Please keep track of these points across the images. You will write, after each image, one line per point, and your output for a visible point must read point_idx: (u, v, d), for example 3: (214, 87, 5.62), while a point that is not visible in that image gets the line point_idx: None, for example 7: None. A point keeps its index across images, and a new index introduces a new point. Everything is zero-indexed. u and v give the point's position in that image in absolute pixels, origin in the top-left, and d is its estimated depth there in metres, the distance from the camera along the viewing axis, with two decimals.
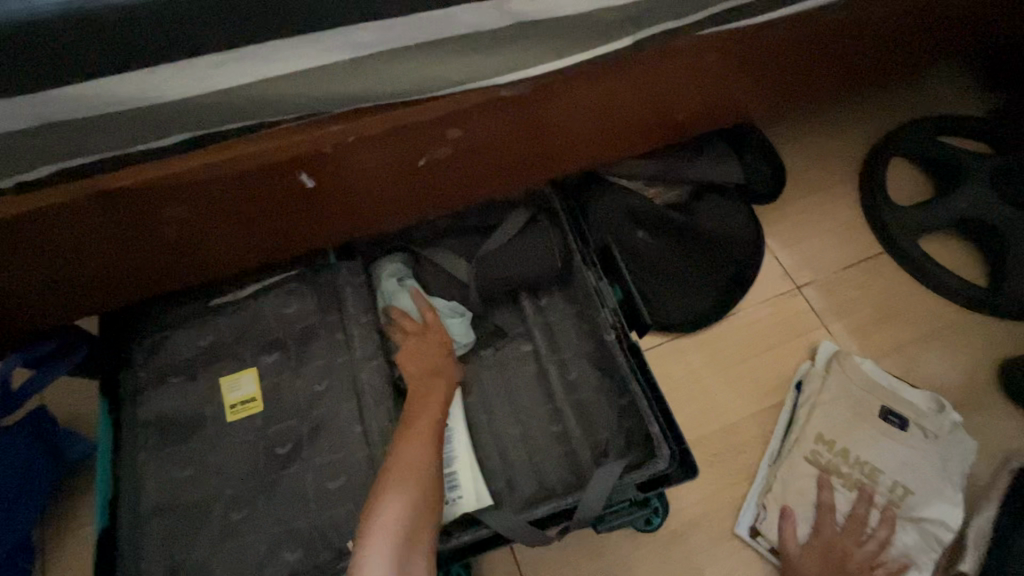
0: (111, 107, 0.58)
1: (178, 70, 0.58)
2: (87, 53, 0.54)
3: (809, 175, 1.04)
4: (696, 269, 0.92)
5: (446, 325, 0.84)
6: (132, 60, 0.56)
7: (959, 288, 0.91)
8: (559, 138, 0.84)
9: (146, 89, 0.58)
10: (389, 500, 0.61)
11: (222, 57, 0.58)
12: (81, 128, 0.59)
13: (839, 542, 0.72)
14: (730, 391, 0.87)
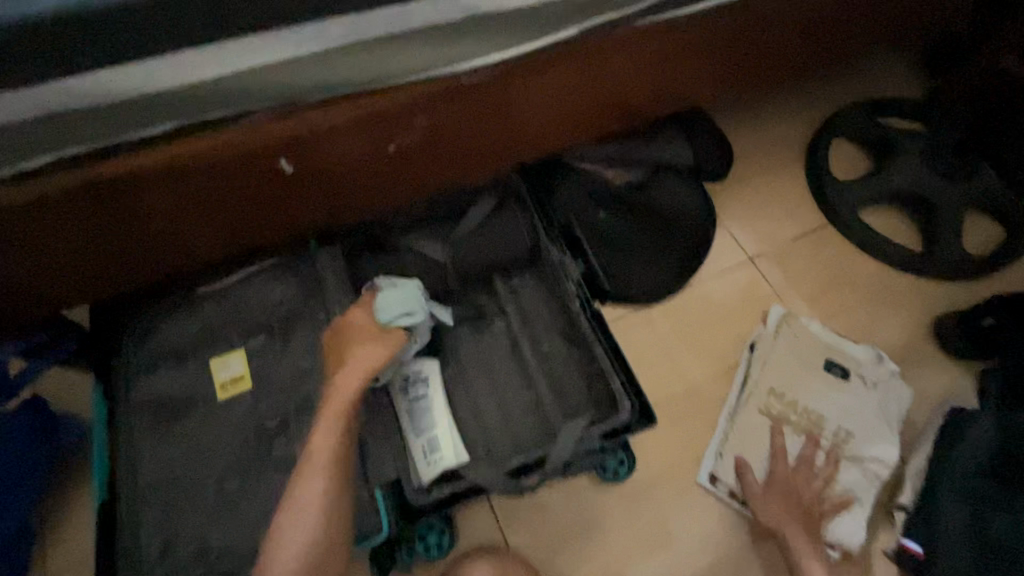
0: (87, 105, 0.57)
1: (154, 67, 0.57)
2: (64, 54, 0.54)
3: (764, 154, 1.13)
4: (657, 244, 0.98)
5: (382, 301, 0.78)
6: (109, 59, 0.55)
7: (894, 254, 1.02)
8: (531, 127, 0.84)
9: (122, 86, 0.57)
10: (306, 487, 0.63)
11: (198, 52, 0.58)
12: (55, 127, 0.58)
13: (789, 481, 0.81)
14: (695, 353, 0.95)
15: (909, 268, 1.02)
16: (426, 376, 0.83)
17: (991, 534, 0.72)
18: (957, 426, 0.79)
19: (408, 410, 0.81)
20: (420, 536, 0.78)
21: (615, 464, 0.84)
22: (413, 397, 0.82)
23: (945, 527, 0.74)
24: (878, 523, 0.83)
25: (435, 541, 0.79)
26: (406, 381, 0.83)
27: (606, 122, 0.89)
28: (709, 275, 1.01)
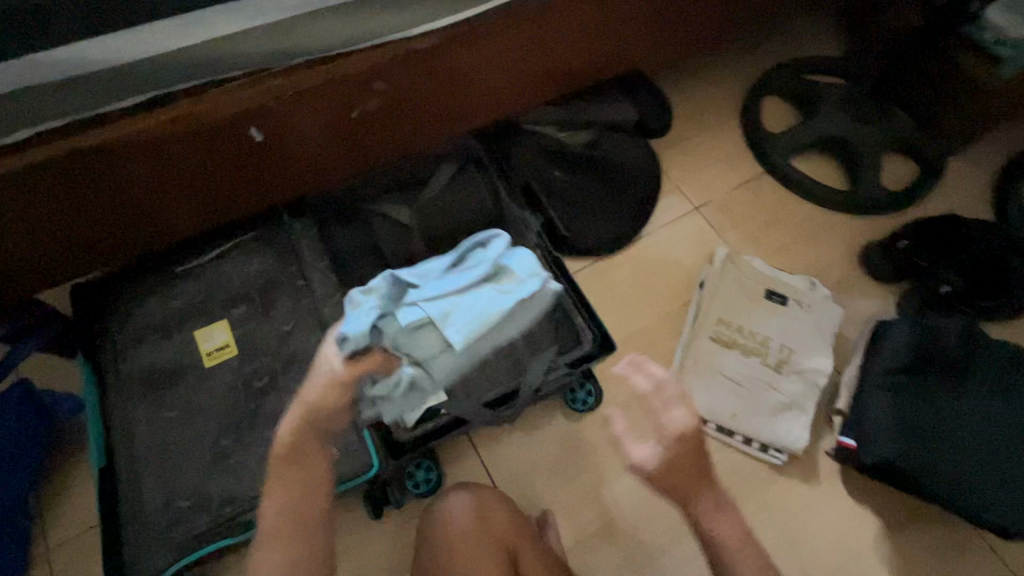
0: (72, 73, 0.61)
1: (138, 35, 0.62)
2: (51, 23, 0.58)
3: (703, 113, 1.22)
4: (611, 198, 1.05)
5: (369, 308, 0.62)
6: (93, 28, 0.60)
7: (823, 194, 1.12)
8: (483, 91, 0.90)
9: (108, 53, 0.61)
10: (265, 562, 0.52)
11: (179, 21, 0.63)
12: (38, 96, 0.62)
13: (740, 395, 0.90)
14: (651, 295, 1.03)
15: (837, 207, 1.12)
16: None
17: (909, 419, 0.82)
18: (882, 333, 0.89)
19: None
20: (410, 475, 0.84)
21: (583, 395, 0.91)
22: None
23: (873, 417, 0.83)
24: (818, 428, 0.93)
25: (424, 479, 0.85)
26: None
27: (552, 86, 0.97)
28: (659, 225, 1.10)
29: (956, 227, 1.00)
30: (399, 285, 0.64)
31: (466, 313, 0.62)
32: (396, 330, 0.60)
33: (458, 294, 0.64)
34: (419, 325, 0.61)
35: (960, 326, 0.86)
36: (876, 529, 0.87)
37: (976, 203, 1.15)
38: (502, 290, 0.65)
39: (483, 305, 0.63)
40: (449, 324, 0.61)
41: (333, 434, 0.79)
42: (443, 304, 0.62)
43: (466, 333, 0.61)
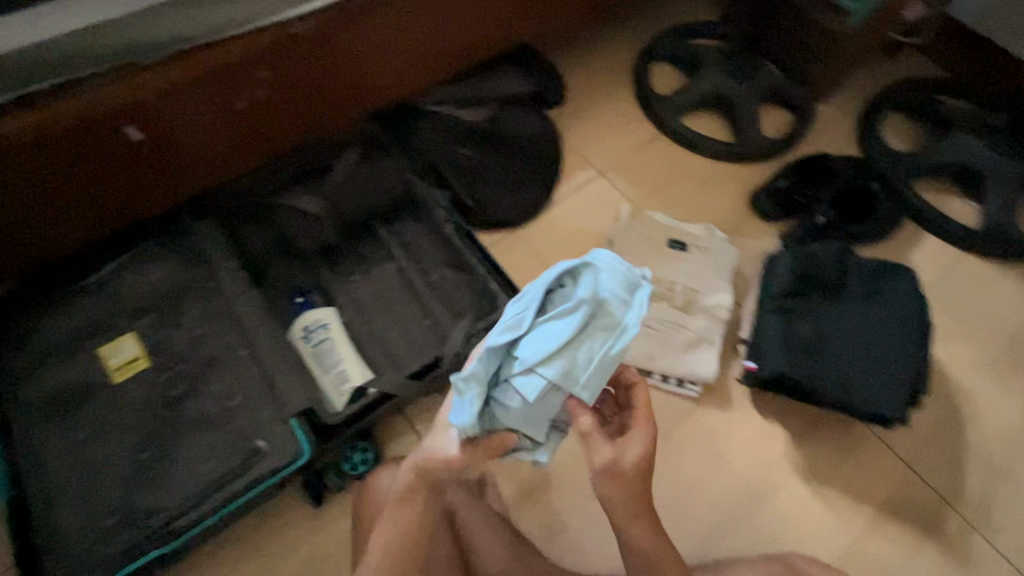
0: None
1: None
2: None
3: (598, 84, 1.28)
4: (516, 170, 1.09)
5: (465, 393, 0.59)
6: None
7: (713, 149, 1.21)
8: (373, 73, 0.92)
9: None
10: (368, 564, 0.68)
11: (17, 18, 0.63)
12: None
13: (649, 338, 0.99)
14: (564, 259, 1.09)
15: (727, 158, 1.22)
16: (325, 321, 0.91)
17: (799, 337, 0.91)
18: (772, 264, 0.98)
19: (312, 353, 0.90)
20: (347, 458, 0.87)
21: None
22: (316, 342, 0.90)
23: (769, 339, 0.91)
24: (727, 358, 1.01)
25: (361, 461, 0.87)
26: (308, 328, 0.91)
27: (441, 65, 1.00)
28: (568, 193, 1.16)
29: (822, 162, 1.15)
30: (496, 352, 0.58)
31: (583, 360, 0.56)
32: (518, 409, 0.58)
33: (564, 347, 0.56)
34: (539, 393, 0.57)
35: (834, 249, 0.96)
36: (786, 441, 0.96)
37: (846, 142, 1.27)
38: (606, 322, 0.57)
39: (596, 350, 0.57)
40: (571, 381, 0.56)
41: (262, 429, 0.79)
42: (554, 361, 0.56)
43: (591, 381, 0.57)
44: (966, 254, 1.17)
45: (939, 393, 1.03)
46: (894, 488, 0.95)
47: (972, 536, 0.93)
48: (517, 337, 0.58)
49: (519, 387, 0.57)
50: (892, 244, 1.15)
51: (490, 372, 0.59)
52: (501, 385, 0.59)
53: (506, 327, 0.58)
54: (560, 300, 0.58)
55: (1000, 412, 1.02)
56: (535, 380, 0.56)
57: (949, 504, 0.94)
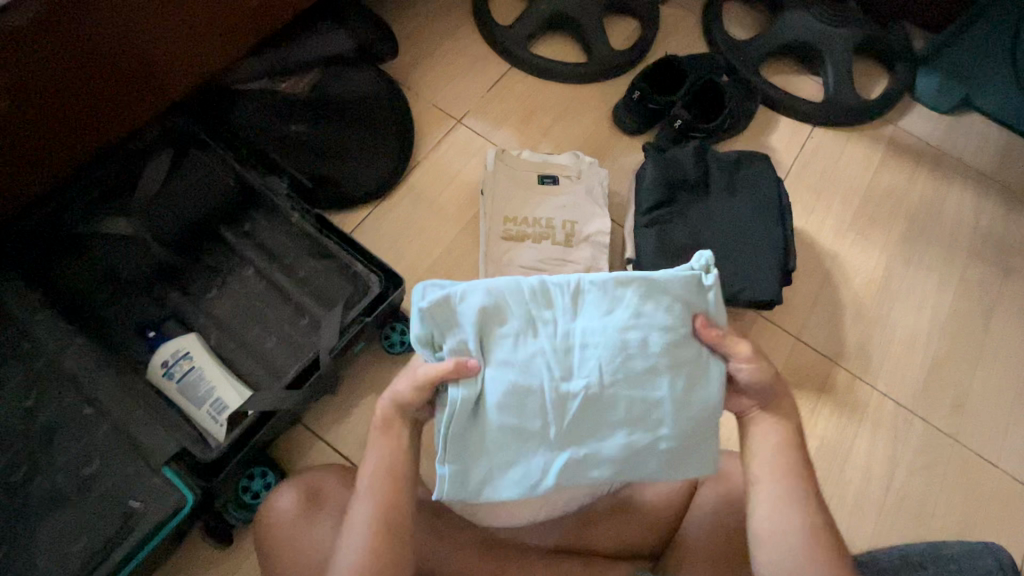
0: None
1: None
2: None
3: (434, 25, 1.19)
4: (361, 136, 1.00)
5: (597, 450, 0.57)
6: None
7: (565, 73, 1.18)
8: (149, 58, 0.80)
9: None
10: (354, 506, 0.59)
11: None
12: None
13: (536, 281, 0.98)
14: (439, 220, 1.04)
15: (583, 79, 1.19)
16: (187, 350, 0.80)
17: (674, 244, 0.93)
18: (639, 176, 0.98)
19: (178, 388, 0.79)
20: (245, 488, 0.80)
21: (398, 335, 0.93)
22: (180, 375, 0.79)
23: (645, 253, 0.92)
24: None
25: (262, 486, 0.81)
26: (167, 363, 0.80)
27: (232, 34, 0.88)
28: (429, 150, 1.09)
29: (671, 66, 1.12)
30: (516, 336, 0.57)
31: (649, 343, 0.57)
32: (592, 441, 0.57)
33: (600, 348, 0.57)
34: (636, 380, 0.56)
35: (691, 149, 0.98)
36: None
37: (693, 39, 1.27)
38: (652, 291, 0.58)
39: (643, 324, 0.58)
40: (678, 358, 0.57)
41: (130, 489, 0.71)
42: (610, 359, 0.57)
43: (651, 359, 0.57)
44: (816, 127, 1.23)
45: (810, 264, 1.10)
46: (786, 360, 1.02)
47: (858, 384, 1.02)
48: (546, 369, 0.56)
49: (505, 356, 0.57)
50: (747, 134, 1.20)
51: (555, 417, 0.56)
52: (607, 415, 0.57)
53: (503, 364, 0.56)
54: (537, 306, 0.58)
55: (865, 266, 1.11)
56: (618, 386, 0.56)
57: (834, 361, 1.03)
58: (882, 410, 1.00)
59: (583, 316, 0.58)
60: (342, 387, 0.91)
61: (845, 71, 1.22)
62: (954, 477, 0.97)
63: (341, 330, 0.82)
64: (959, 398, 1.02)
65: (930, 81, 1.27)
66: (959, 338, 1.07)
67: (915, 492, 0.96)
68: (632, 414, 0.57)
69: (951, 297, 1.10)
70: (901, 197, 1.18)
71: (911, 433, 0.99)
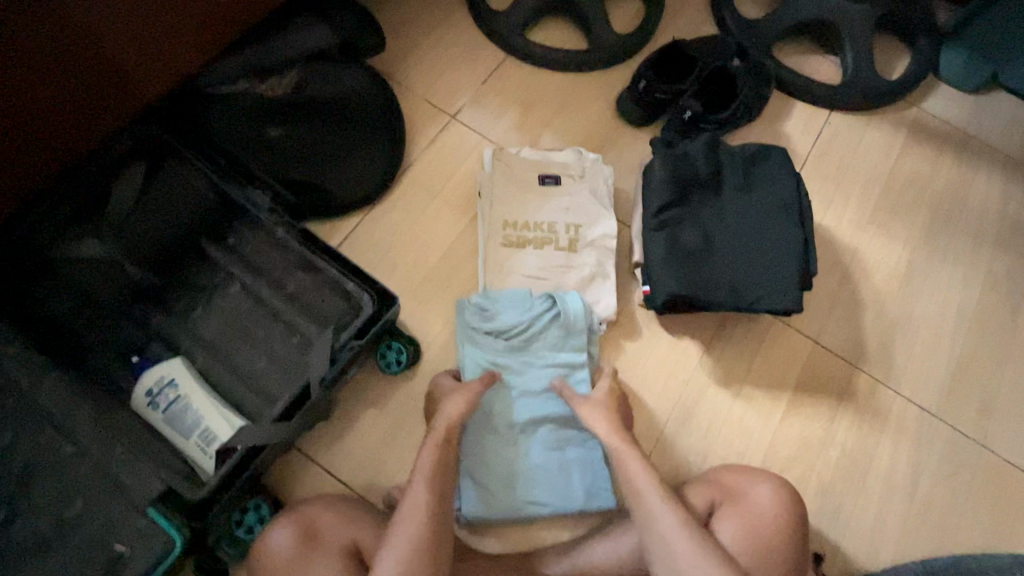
0: None
1: None
2: None
3: (424, 12, 1.11)
4: (347, 140, 0.95)
5: (519, 306, 0.87)
6: None
7: (567, 60, 1.10)
8: (111, 60, 0.73)
9: None
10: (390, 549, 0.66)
11: None
12: None
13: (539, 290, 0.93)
14: (435, 225, 0.99)
15: (585, 68, 1.11)
16: (171, 378, 0.78)
17: (685, 248, 0.87)
18: (647, 174, 0.92)
19: (163, 418, 0.76)
20: (238, 522, 0.77)
21: (395, 354, 0.87)
22: (165, 405, 0.77)
23: (655, 258, 0.87)
24: (626, 286, 0.97)
25: (256, 520, 0.78)
26: (151, 392, 0.77)
27: (206, 33, 0.82)
28: (421, 150, 1.03)
29: (677, 51, 1.05)
30: (478, 352, 0.87)
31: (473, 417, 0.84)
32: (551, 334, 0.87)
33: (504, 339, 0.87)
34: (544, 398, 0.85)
35: (703, 143, 0.91)
36: (697, 352, 0.95)
37: (701, 19, 1.19)
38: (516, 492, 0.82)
39: (545, 467, 0.83)
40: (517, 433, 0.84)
41: (116, 531, 0.68)
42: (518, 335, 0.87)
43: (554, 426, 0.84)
44: (833, 112, 1.15)
45: (828, 262, 1.04)
46: (804, 366, 0.97)
47: (880, 388, 0.97)
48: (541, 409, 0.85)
49: (477, 307, 0.88)
50: (760, 122, 1.13)
51: (502, 309, 0.87)
52: (546, 388, 0.86)
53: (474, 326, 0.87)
54: (491, 316, 0.87)
55: (887, 261, 1.05)
56: (524, 361, 0.86)
57: (855, 364, 0.98)
58: (905, 416, 0.95)
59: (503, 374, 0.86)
60: (338, 408, 0.87)
61: (866, 51, 1.14)
62: (982, 484, 0.93)
63: (332, 355, 0.78)
64: (987, 400, 0.97)
65: (957, 57, 1.19)
66: (987, 336, 1.02)
67: (940, 501, 0.91)
68: (541, 352, 0.87)
69: (977, 292, 1.04)
70: (924, 185, 1.11)
71: (936, 440, 0.94)
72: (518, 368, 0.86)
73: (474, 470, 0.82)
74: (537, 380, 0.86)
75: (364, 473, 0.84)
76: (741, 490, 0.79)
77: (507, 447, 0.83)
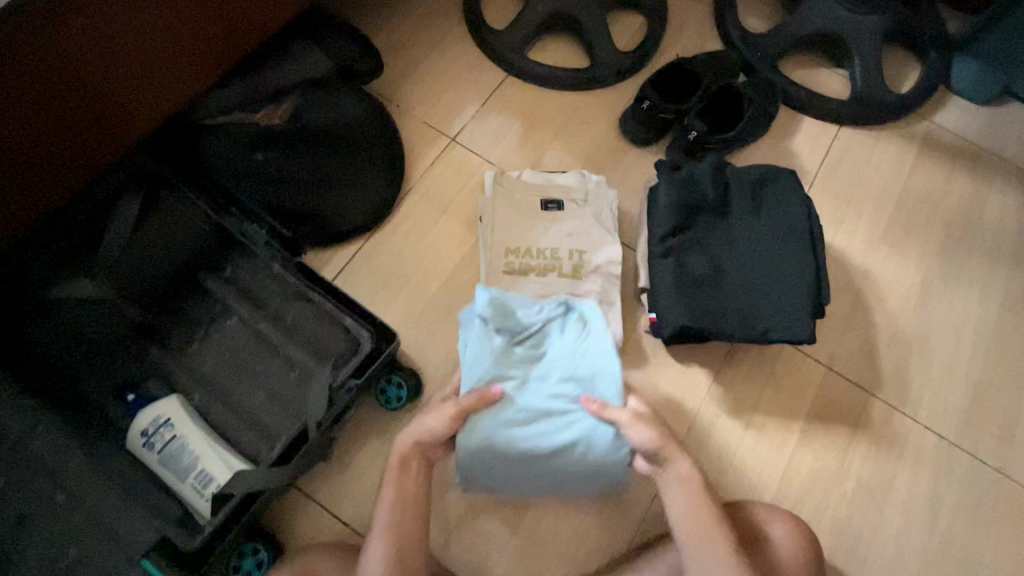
0: None
1: None
2: None
3: (423, 33, 1.10)
4: (346, 167, 0.93)
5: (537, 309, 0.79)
6: None
7: (568, 79, 1.08)
8: (104, 99, 0.72)
9: None
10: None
11: None
12: None
13: None
14: (436, 252, 0.97)
15: (587, 87, 1.09)
16: (168, 417, 0.75)
17: (693, 276, 0.84)
18: (652, 198, 0.89)
19: (159, 460, 0.74)
20: (236, 567, 0.75)
21: (394, 389, 0.85)
22: (162, 445, 0.74)
23: (661, 287, 0.84)
24: (632, 312, 0.95)
25: (254, 565, 0.76)
26: (147, 432, 0.75)
27: (200, 66, 0.80)
28: (421, 175, 1.01)
29: (681, 69, 1.03)
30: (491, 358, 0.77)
31: (477, 435, 0.74)
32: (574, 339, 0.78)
33: (518, 345, 0.78)
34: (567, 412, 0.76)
35: (709, 165, 0.89)
36: (707, 381, 0.93)
37: (705, 34, 1.17)
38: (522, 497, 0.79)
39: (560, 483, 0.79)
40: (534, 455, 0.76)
41: None
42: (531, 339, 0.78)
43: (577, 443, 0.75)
44: (843, 128, 1.13)
45: (840, 284, 1.01)
46: (817, 393, 0.94)
47: (896, 416, 0.94)
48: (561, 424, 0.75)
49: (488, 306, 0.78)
50: (767, 139, 1.10)
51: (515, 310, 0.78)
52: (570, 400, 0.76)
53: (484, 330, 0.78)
54: (504, 314, 0.78)
55: (900, 282, 1.02)
56: (543, 370, 0.77)
57: (870, 391, 0.95)
58: (923, 444, 0.92)
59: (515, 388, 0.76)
60: (338, 445, 0.85)
61: (875, 65, 1.11)
62: (1004, 514, 0.89)
63: (329, 396, 0.76)
64: (1008, 426, 0.94)
65: (968, 71, 1.16)
66: (1007, 359, 0.98)
67: (961, 533, 0.88)
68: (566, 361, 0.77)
69: (995, 313, 1.01)
70: (938, 202, 1.08)
71: (955, 470, 0.91)
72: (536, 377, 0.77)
73: (482, 483, 0.78)
74: (561, 391, 0.76)
75: (365, 512, 0.82)
76: (755, 531, 0.76)
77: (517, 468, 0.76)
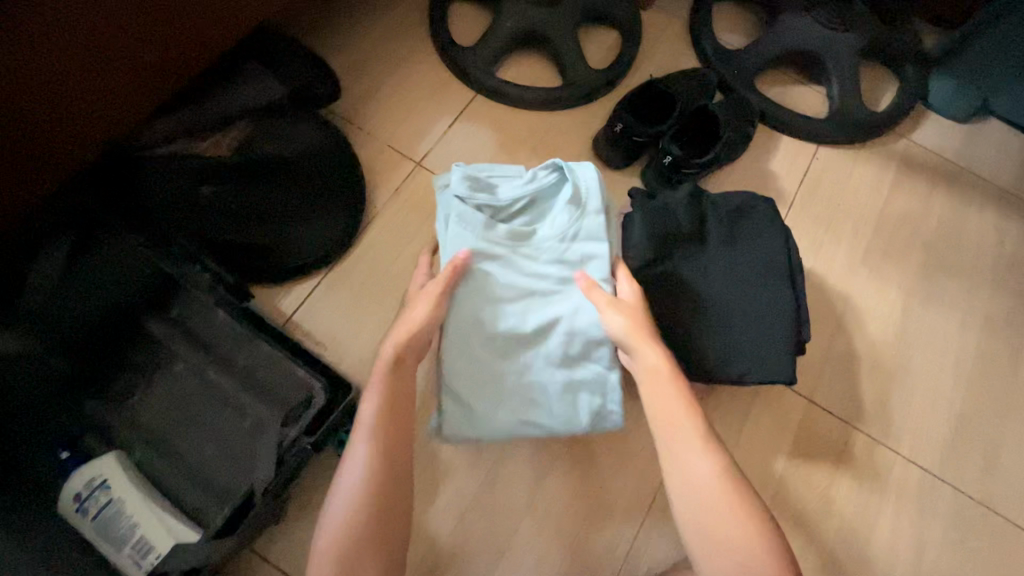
0: None
1: None
2: None
3: (386, 50, 1.04)
4: (302, 199, 0.87)
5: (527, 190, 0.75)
6: None
7: (539, 99, 1.03)
8: (22, 133, 0.64)
9: None
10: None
11: None
12: None
13: None
14: (399, 285, 0.91)
15: (558, 107, 1.04)
16: (104, 479, 0.69)
17: (670, 313, 0.80)
18: (626, 227, 0.84)
19: (94, 526, 0.68)
20: None
21: None
22: (97, 510, 0.68)
23: None
24: None
25: None
26: (80, 496, 0.69)
27: (137, 94, 0.73)
28: (384, 202, 0.95)
29: (654, 90, 0.99)
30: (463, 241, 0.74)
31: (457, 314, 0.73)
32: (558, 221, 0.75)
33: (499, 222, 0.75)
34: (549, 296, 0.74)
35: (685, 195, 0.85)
36: None
37: (680, 51, 1.13)
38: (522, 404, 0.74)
39: (545, 387, 0.74)
40: (516, 343, 0.74)
41: None
42: (513, 216, 0.77)
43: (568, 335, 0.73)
44: (821, 148, 1.10)
45: (820, 312, 0.98)
46: (798, 428, 0.91)
47: (879, 449, 0.91)
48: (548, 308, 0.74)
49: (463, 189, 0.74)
50: (745, 160, 1.07)
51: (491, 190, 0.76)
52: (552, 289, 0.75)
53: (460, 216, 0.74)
54: (481, 189, 0.76)
55: (881, 308, 1.00)
56: (528, 255, 0.75)
57: (852, 424, 0.92)
58: (906, 478, 0.90)
59: (494, 265, 0.74)
60: (294, 500, 0.79)
61: (853, 83, 1.08)
62: (989, 549, 0.87)
63: (278, 459, 0.72)
64: (990, 456, 0.92)
65: (946, 88, 1.13)
66: (988, 386, 0.96)
67: (947, 571, 0.86)
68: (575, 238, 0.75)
69: (975, 338, 0.99)
70: (918, 223, 1.06)
71: (939, 504, 0.89)
72: (518, 262, 0.75)
73: (462, 390, 0.73)
74: (545, 274, 0.75)
75: None
76: None
77: (494, 360, 0.73)
